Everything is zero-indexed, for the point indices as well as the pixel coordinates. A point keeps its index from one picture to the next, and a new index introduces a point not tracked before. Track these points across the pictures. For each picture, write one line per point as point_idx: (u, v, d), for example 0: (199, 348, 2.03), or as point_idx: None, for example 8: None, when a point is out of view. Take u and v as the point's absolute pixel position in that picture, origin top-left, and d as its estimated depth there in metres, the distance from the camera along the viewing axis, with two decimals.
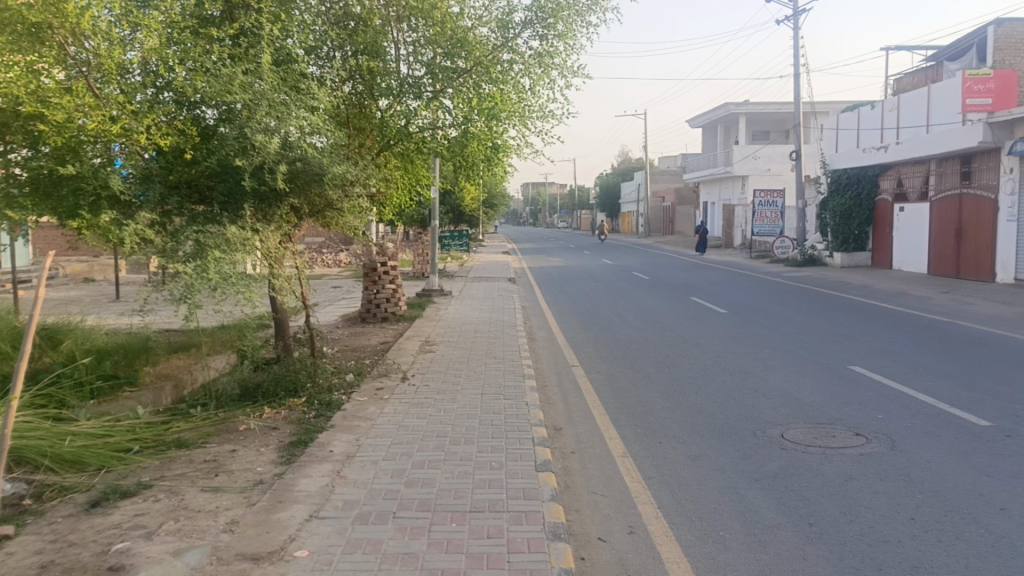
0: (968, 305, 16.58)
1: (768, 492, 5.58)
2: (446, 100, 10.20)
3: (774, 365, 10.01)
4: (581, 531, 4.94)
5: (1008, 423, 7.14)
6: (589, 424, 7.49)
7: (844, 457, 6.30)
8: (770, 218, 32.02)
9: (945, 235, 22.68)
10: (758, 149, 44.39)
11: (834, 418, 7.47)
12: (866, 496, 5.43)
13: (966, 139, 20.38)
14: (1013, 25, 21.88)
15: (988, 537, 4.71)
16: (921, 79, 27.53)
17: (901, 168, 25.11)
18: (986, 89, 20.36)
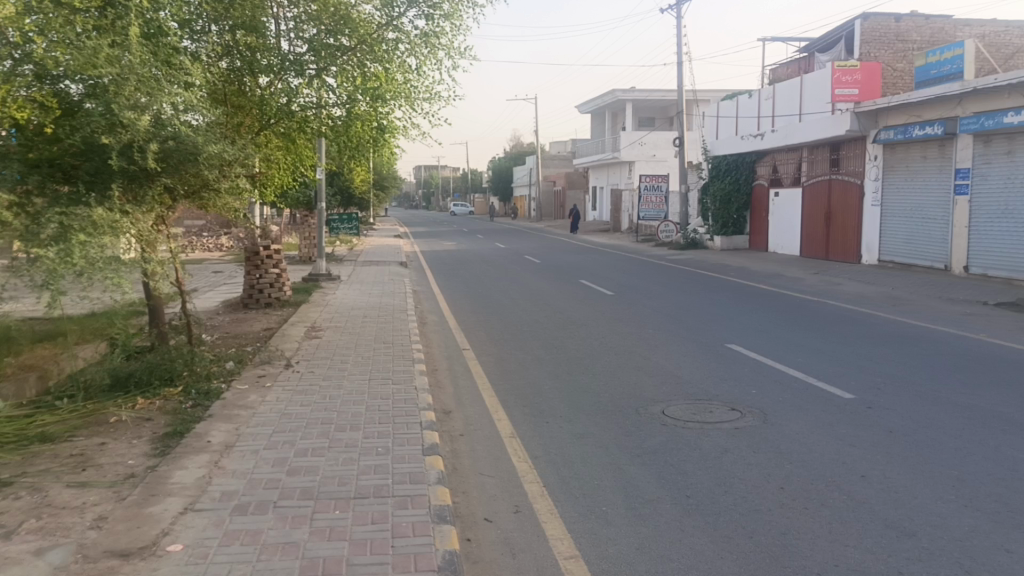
0: (836, 285, 17.51)
1: (649, 467, 5.73)
2: (329, 78, 9.97)
3: (657, 344, 10.29)
4: (467, 513, 4.95)
5: (869, 396, 7.61)
6: (479, 406, 7.49)
7: (720, 431, 6.56)
8: (655, 203, 32.85)
9: (815, 219, 23.91)
10: (643, 135, 45.48)
11: (710, 393, 7.76)
12: (740, 467, 5.67)
13: (835, 127, 21.53)
14: (878, 19, 23.05)
15: (850, 503, 5.00)
16: (794, 69, 28.79)
17: (776, 155, 26.31)
18: (853, 81, 21.23)
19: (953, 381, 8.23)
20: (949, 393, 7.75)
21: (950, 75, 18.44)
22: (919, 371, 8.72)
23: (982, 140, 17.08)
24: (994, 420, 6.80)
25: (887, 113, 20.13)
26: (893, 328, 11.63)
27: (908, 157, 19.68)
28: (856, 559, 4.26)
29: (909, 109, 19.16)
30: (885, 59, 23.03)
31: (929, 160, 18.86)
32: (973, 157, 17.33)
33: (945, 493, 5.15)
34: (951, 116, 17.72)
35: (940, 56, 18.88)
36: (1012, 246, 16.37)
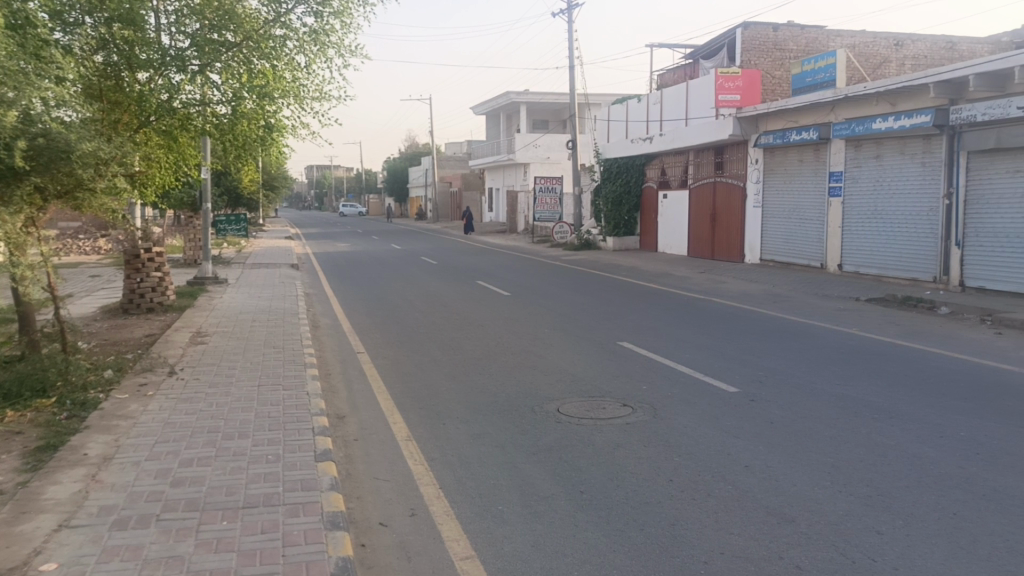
0: (722, 283, 18.18)
1: (544, 464, 5.80)
2: (213, 75, 9.68)
3: (551, 344, 10.43)
4: (361, 519, 4.88)
5: (752, 389, 7.94)
6: (374, 410, 7.39)
7: (612, 427, 6.70)
8: (549, 204, 33.26)
9: (702, 220, 24.77)
10: (537, 138, 46.01)
11: (603, 391, 7.92)
12: (631, 462, 5.80)
13: (719, 131, 22.35)
14: (758, 29, 24.07)
15: (734, 492, 5.20)
16: (681, 75, 29.72)
17: (664, 158, 27.11)
18: (735, 87, 21.99)
19: (828, 373, 8.68)
20: (825, 384, 8.17)
21: (824, 83, 19.44)
22: (798, 364, 9.16)
23: (852, 145, 18.08)
24: (865, 409, 7.21)
25: (766, 119, 21.05)
26: (774, 323, 12.17)
27: (786, 161, 20.63)
28: (740, 546, 4.42)
29: (787, 115, 20.09)
30: (765, 67, 24.07)
31: (805, 163, 19.83)
32: (845, 161, 18.31)
33: (822, 480, 5.43)
34: (825, 122, 18.69)
35: (815, 64, 19.87)
36: (880, 245, 17.38)
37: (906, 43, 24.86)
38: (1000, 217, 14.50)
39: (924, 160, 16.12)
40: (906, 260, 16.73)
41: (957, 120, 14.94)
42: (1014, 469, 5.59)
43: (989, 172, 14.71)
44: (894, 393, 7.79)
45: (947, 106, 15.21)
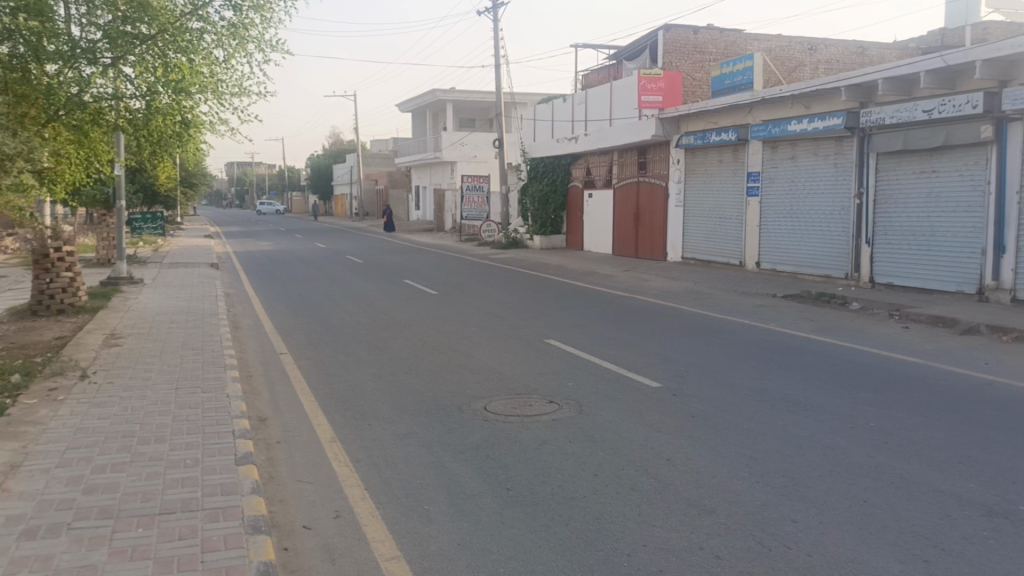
0: (646, 281, 18.50)
1: (471, 463, 5.81)
2: (126, 68, 9.41)
3: (478, 342, 10.44)
4: (284, 522, 4.80)
5: (675, 384, 8.12)
6: (298, 412, 7.26)
7: (538, 423, 6.75)
8: (476, 203, 33.26)
9: (626, 219, 25.14)
10: (464, 136, 45.99)
11: (530, 388, 7.98)
12: (557, 458, 5.86)
13: (642, 132, 22.73)
14: (678, 31, 24.59)
15: (658, 485, 5.31)
16: (605, 75, 30.12)
17: (589, 158, 27.42)
18: (657, 88, 22.56)
19: (747, 368, 8.92)
20: (744, 378, 8.40)
21: (742, 85, 19.96)
22: (718, 359, 9.39)
23: (770, 146, 18.62)
24: (782, 402, 7.44)
25: (687, 120, 21.50)
26: (696, 320, 12.44)
27: (706, 161, 21.10)
28: (663, 538, 4.52)
29: (707, 116, 20.56)
30: (686, 69, 24.60)
31: (725, 163, 20.32)
32: (762, 162, 18.84)
33: (741, 471, 5.58)
34: (744, 124, 19.19)
35: (733, 67, 20.39)
36: (796, 243, 17.94)
37: (819, 47, 25.72)
38: (907, 216, 15.14)
39: (836, 161, 16.71)
40: (821, 258, 17.30)
41: (867, 122, 15.54)
42: (919, 458, 5.85)
43: (896, 173, 15.34)
44: (808, 386, 8.06)
45: (858, 109, 15.81)
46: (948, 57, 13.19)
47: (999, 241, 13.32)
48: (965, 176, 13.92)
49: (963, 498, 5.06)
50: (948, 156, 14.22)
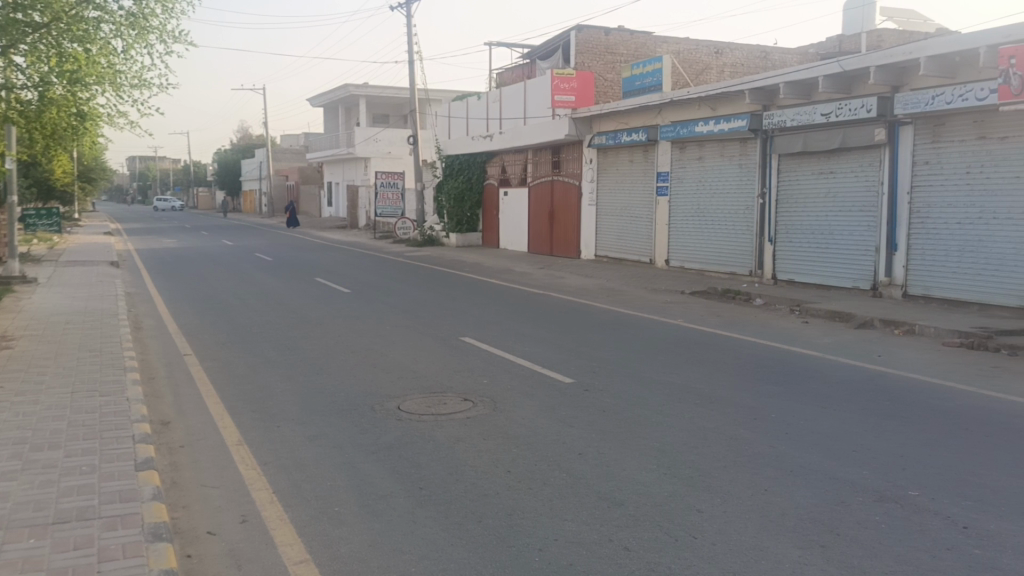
0: (560, 278, 18.68)
1: (383, 462, 5.76)
2: (17, 57, 8.97)
3: (392, 341, 10.35)
4: (188, 528, 4.66)
5: (587, 379, 8.24)
6: (203, 415, 7.05)
7: (452, 421, 6.75)
8: (391, 200, 32.84)
9: (540, 217, 25.35)
10: (378, 132, 45.55)
11: (445, 386, 7.96)
12: (470, 455, 5.87)
13: (555, 131, 22.96)
14: (590, 32, 24.90)
15: (569, 479, 5.38)
16: (519, 74, 30.28)
17: (504, 156, 27.55)
18: (569, 88, 22.94)
19: (657, 363, 9.12)
20: (654, 373, 8.58)
21: (652, 87, 20.40)
22: (630, 355, 9.57)
23: (678, 147, 19.08)
24: (690, 396, 7.65)
25: (599, 120, 21.82)
26: (608, 317, 12.64)
27: (618, 160, 21.46)
28: (574, 531, 4.58)
29: (618, 116, 20.91)
30: (598, 70, 24.96)
31: (636, 163, 20.71)
32: (671, 162, 19.28)
33: (649, 463, 5.71)
34: (653, 124, 19.62)
35: (643, 69, 20.81)
36: (703, 241, 18.43)
37: (725, 51, 26.49)
38: (807, 216, 15.76)
39: (741, 162, 17.25)
40: (727, 255, 17.81)
41: (770, 124, 16.08)
42: (817, 447, 6.10)
43: (797, 174, 15.94)
44: (715, 380, 8.30)
45: (761, 111, 16.35)
46: (844, 63, 13.78)
47: (891, 240, 13.98)
48: (860, 177, 14.57)
49: (858, 484, 5.31)
50: (844, 158, 14.86)
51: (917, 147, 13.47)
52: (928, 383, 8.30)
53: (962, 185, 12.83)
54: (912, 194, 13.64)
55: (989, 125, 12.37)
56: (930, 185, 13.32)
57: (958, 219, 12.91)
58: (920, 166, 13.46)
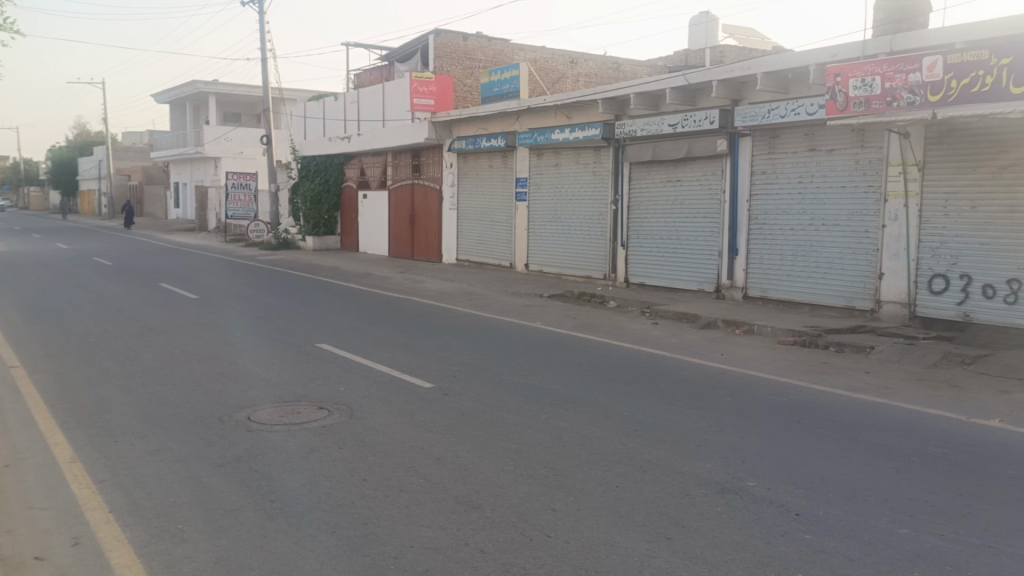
0: (419, 283, 18.60)
1: (232, 475, 5.54)
2: None
3: (243, 348, 9.98)
4: (12, 554, 4.33)
5: (446, 384, 8.24)
6: (32, 431, 6.55)
7: (306, 431, 6.58)
8: (243, 202, 31.66)
9: (400, 221, 25.17)
10: (228, 131, 43.87)
11: (298, 395, 7.75)
12: (324, 465, 5.75)
13: (415, 135, 22.88)
14: (448, 37, 24.98)
15: (426, 485, 5.36)
16: (377, 76, 29.99)
17: (363, 158, 27.20)
18: (430, 92, 23.17)
19: (515, 365, 9.25)
20: (513, 375, 8.70)
21: (509, 94, 20.71)
22: (489, 358, 9.65)
23: (535, 153, 19.46)
24: (546, 397, 7.80)
25: (459, 124, 21.94)
26: (467, 321, 12.71)
27: (477, 165, 21.65)
28: (429, 537, 4.57)
29: (478, 122, 21.10)
30: (456, 74, 25.09)
31: (495, 168, 20.94)
32: (529, 168, 19.63)
33: (505, 465, 5.78)
34: (512, 131, 19.93)
35: (501, 75, 21.11)
36: (560, 245, 18.87)
37: (580, 61, 27.23)
38: (657, 222, 16.42)
39: (595, 169, 17.79)
40: (582, 260, 18.31)
41: (621, 134, 16.69)
42: (665, 443, 6.37)
43: (646, 181, 16.61)
44: (570, 381, 8.50)
45: (613, 121, 16.95)
46: (689, 76, 14.48)
47: (732, 245, 14.81)
48: (704, 186, 15.35)
49: (701, 478, 5.58)
50: (690, 167, 15.61)
51: (755, 158, 14.33)
52: (765, 379, 8.86)
53: (795, 194, 13.74)
54: (751, 202, 14.48)
55: (817, 138, 13.31)
56: (767, 194, 14.19)
57: (792, 226, 13.81)
58: (758, 176, 14.32)
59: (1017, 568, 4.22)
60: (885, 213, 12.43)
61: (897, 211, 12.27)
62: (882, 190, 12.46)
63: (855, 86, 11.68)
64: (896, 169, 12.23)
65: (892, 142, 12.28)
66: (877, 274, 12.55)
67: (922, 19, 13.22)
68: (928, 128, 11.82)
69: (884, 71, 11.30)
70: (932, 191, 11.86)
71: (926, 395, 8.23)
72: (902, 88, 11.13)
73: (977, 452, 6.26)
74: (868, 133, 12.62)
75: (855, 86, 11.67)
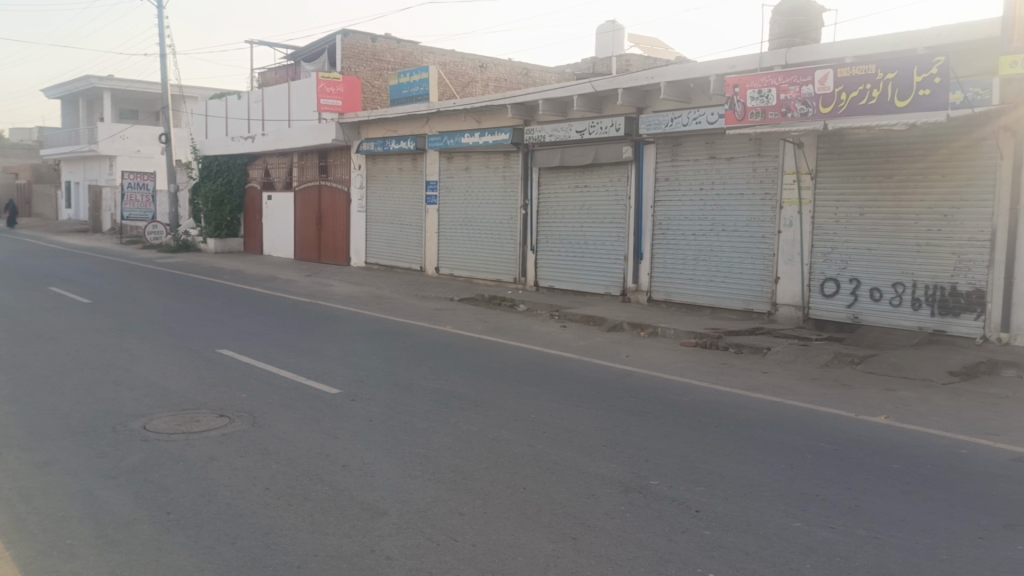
0: (326, 286, 18.27)
1: (126, 487, 5.33)
2: None
3: (139, 355, 9.59)
4: None
5: (352, 389, 8.13)
6: None
7: (206, 439, 6.39)
8: (140, 201, 30.40)
9: (307, 223, 24.70)
10: (125, 129, 42.17)
11: (197, 402, 7.51)
12: (224, 474, 5.59)
13: (321, 136, 22.51)
14: (356, 37, 24.69)
15: (331, 493, 5.28)
16: (282, 75, 29.38)
17: (267, 158, 26.58)
18: (336, 92, 22.42)
19: (423, 370, 9.20)
20: (420, 379, 8.65)
21: (418, 96, 20.61)
22: (397, 362, 9.57)
23: (445, 156, 19.43)
24: (455, 401, 7.80)
25: (367, 126, 21.70)
26: (375, 325, 12.56)
27: (386, 168, 21.45)
28: (334, 545, 4.51)
29: (387, 123, 20.92)
30: (364, 76, 24.82)
31: (404, 171, 20.81)
32: (439, 171, 19.59)
33: (413, 471, 5.75)
34: (421, 134, 19.85)
35: (409, 78, 20.99)
36: (470, 249, 18.89)
37: (489, 66, 27.36)
38: (565, 226, 16.63)
39: (505, 173, 17.89)
40: (492, 263, 18.38)
41: (530, 139, 16.83)
42: (572, 444, 6.46)
43: (555, 186, 16.81)
44: (478, 384, 8.52)
45: (522, 126, 17.09)
46: (596, 83, 14.74)
47: (638, 250, 15.14)
48: (611, 191, 15.63)
49: (606, 477, 5.69)
50: (597, 172, 15.88)
51: (659, 165, 14.69)
52: (668, 380, 9.07)
53: (696, 200, 14.14)
54: (655, 208, 14.83)
55: (718, 147, 13.74)
56: (670, 200, 14.56)
57: (694, 231, 14.21)
58: (661, 182, 14.68)
59: (900, 556, 4.46)
60: (781, 219, 12.93)
61: (792, 217, 12.78)
62: (777, 197, 12.96)
63: (753, 97, 12.12)
64: (790, 177, 12.75)
65: (788, 152, 12.79)
66: (774, 277, 13.05)
67: (815, 34, 13.82)
68: (821, 139, 12.36)
69: (779, 83, 11.76)
70: (824, 199, 12.40)
71: (818, 393, 8.61)
72: (796, 100, 11.61)
73: (864, 447, 6.59)
74: (765, 143, 13.11)
75: (753, 96, 12.12)
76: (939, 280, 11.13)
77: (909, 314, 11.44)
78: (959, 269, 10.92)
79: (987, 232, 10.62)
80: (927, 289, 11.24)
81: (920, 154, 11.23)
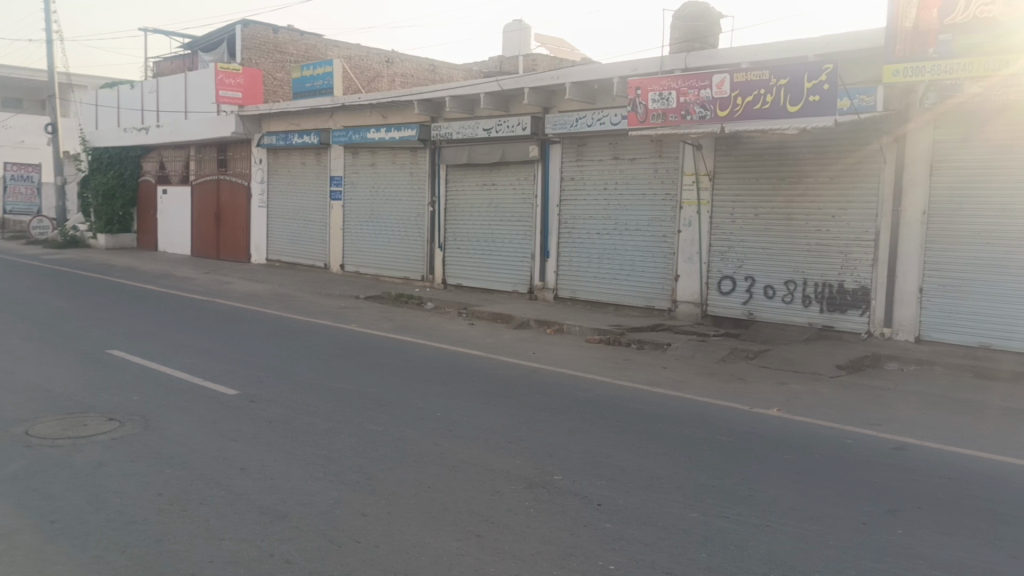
0: (226, 284, 17.73)
1: (6, 496, 5.04)
2: None
3: (22, 357, 9.08)
4: None
5: (252, 390, 7.92)
6: None
7: (94, 444, 6.10)
8: (24, 194, 28.71)
9: (205, 218, 23.90)
10: (7, 118, 39.84)
11: (86, 406, 7.17)
12: (115, 480, 5.36)
13: (220, 129, 21.80)
14: (257, 28, 24.04)
15: (229, 497, 5.14)
16: (178, 65, 28.32)
17: (162, 151, 25.59)
18: (236, 84, 22.12)
19: (327, 369, 9.04)
20: (324, 379, 8.50)
21: (322, 90, 20.24)
22: (300, 362, 9.37)
23: (350, 152, 19.13)
24: (358, 400, 7.69)
25: (269, 119, 21.16)
26: (277, 323, 12.26)
27: (289, 163, 20.97)
28: (232, 550, 4.38)
29: (289, 117, 20.47)
30: (266, 67, 24.21)
31: (307, 166, 20.38)
32: (343, 167, 19.29)
33: (315, 472, 5.64)
34: (325, 128, 19.49)
35: (312, 71, 20.57)
36: (375, 246, 18.68)
37: (395, 61, 27.10)
38: (472, 224, 16.64)
39: (411, 170, 17.76)
40: (398, 261, 18.23)
41: (437, 136, 16.77)
42: (477, 442, 6.47)
43: (461, 184, 16.80)
44: (383, 383, 8.44)
45: (429, 123, 16.99)
46: (503, 82, 14.80)
47: (543, 248, 15.29)
48: (517, 190, 15.73)
49: (510, 474, 5.72)
50: (503, 171, 15.95)
51: (565, 164, 14.88)
52: (573, 376, 9.20)
53: (600, 199, 14.38)
54: (561, 206, 15.01)
55: (621, 147, 14.00)
56: (575, 199, 14.77)
57: (598, 229, 14.45)
58: (566, 181, 14.86)
59: (790, 543, 4.65)
60: (681, 218, 13.29)
61: (691, 217, 13.15)
62: (677, 198, 13.31)
63: (654, 99, 12.40)
64: (690, 178, 13.11)
65: (687, 153, 13.14)
66: (674, 275, 13.40)
67: (713, 39, 14.25)
68: (718, 142, 12.76)
69: (679, 86, 12.06)
70: (722, 200, 12.81)
71: (716, 388, 8.89)
72: (695, 103, 11.94)
73: (758, 439, 6.84)
74: (666, 144, 13.44)
75: (654, 99, 12.39)
76: (827, 278, 11.67)
77: (800, 311, 11.95)
78: (846, 268, 11.47)
79: (872, 232, 11.20)
80: (816, 287, 11.77)
81: (810, 157, 11.74)
